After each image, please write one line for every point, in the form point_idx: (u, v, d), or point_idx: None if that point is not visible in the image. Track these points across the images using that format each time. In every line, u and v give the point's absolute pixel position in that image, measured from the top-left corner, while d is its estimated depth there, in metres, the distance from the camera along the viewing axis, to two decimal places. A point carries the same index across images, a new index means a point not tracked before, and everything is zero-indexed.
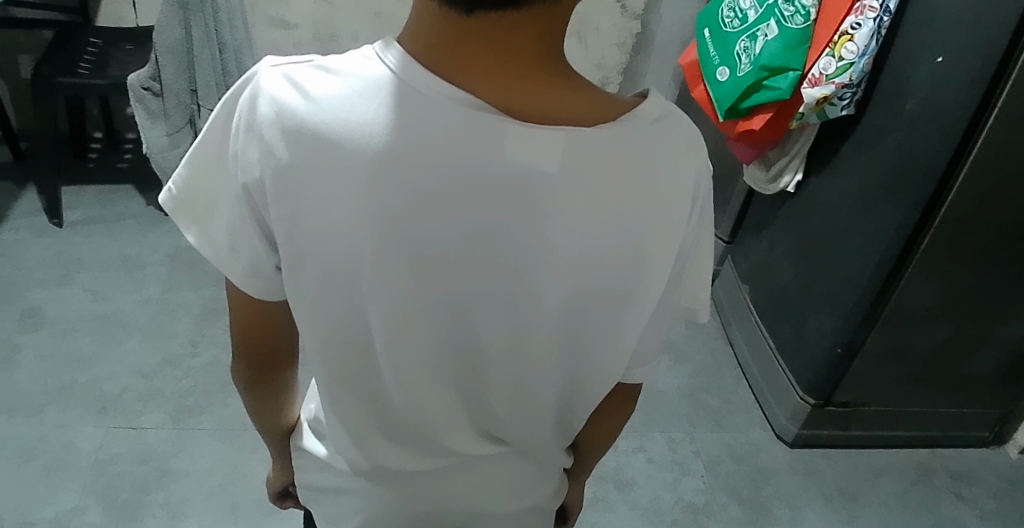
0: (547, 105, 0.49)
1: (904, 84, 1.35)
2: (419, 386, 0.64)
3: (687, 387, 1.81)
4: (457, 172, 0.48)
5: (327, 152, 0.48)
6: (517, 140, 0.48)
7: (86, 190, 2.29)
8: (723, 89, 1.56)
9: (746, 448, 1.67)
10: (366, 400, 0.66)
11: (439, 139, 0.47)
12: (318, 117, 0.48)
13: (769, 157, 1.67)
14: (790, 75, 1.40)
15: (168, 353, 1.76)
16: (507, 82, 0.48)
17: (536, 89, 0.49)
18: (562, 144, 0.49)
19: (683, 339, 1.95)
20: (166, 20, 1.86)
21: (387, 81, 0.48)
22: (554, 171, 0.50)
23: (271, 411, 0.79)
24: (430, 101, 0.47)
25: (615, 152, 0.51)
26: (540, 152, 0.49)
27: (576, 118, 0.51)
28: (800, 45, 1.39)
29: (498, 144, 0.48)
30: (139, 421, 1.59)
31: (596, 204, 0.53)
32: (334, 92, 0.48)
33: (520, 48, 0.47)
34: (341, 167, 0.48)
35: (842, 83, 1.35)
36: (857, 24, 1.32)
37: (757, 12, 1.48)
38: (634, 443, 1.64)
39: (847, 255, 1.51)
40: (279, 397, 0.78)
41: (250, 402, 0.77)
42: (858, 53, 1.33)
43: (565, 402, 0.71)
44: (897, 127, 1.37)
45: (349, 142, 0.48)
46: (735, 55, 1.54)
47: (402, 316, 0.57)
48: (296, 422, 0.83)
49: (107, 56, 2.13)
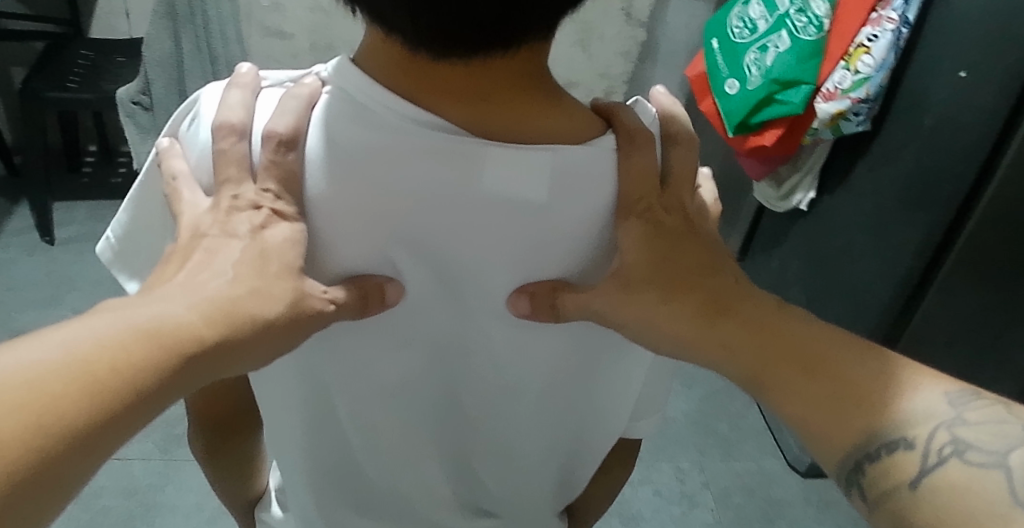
0: (528, 123, 0.53)
1: (921, 97, 1.26)
2: (407, 434, 0.66)
3: (695, 412, 1.74)
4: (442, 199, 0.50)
5: (319, 176, 0.50)
6: (496, 168, 0.50)
7: (79, 205, 2.24)
8: (732, 104, 1.47)
9: (758, 478, 1.60)
10: (351, 456, 0.68)
11: (423, 163, 0.49)
12: (312, 143, 0.49)
13: (781, 173, 1.57)
14: (803, 89, 1.32)
15: None
16: (487, 108, 0.51)
17: (516, 111, 0.52)
18: (545, 173, 0.51)
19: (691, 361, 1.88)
20: (156, 33, 1.81)
21: (362, 116, 0.49)
22: (542, 202, 0.51)
23: (233, 481, 0.76)
24: (410, 137, 0.49)
25: (595, 172, 0.52)
26: (518, 176, 0.50)
27: (559, 135, 0.54)
28: (813, 57, 1.31)
29: (477, 165, 0.50)
30: (126, 452, 1.54)
31: (578, 229, 0.54)
32: (319, 117, 0.49)
33: (501, 80, 0.50)
34: (330, 191, 0.50)
35: (858, 98, 1.25)
36: (874, 35, 1.24)
37: (767, 22, 1.42)
38: (641, 474, 1.57)
39: (861, 280, 1.45)
40: (240, 462, 0.75)
41: (208, 470, 0.75)
42: (875, 66, 1.24)
43: (554, 438, 0.70)
44: (916, 144, 1.28)
45: (339, 168, 0.49)
46: (745, 67, 1.45)
47: (393, 366, 0.61)
48: (261, 492, 0.79)
49: (98, 69, 2.08)
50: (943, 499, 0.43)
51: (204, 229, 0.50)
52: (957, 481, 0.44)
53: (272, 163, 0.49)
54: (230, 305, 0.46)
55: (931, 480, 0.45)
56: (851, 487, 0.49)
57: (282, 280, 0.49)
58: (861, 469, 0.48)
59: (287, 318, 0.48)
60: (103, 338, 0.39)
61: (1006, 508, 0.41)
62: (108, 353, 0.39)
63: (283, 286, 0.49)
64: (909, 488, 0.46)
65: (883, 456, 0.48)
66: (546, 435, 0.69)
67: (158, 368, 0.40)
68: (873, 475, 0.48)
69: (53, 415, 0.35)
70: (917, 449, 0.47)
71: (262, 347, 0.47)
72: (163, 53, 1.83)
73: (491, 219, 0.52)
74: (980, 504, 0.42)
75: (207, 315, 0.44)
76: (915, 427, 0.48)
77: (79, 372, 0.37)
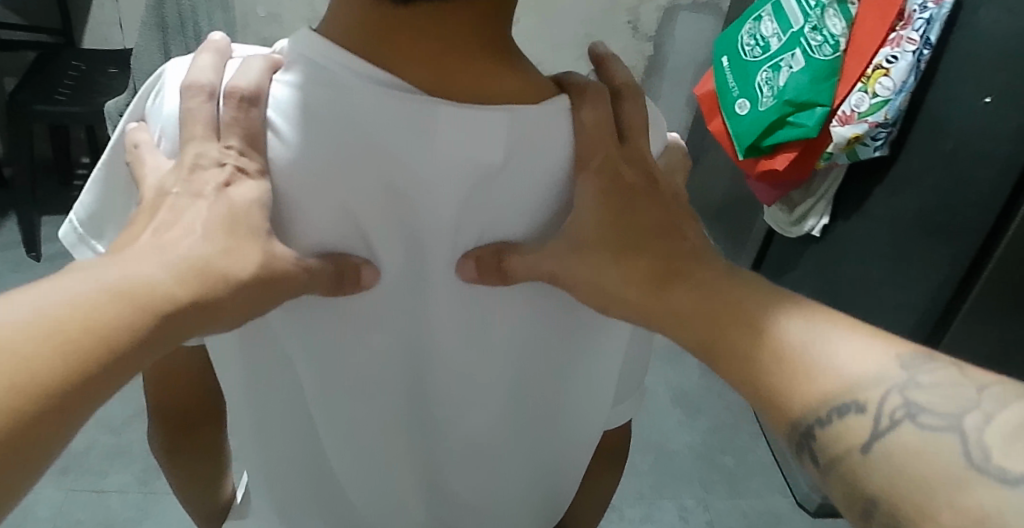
0: (489, 80, 0.47)
1: (942, 124, 1.21)
2: (367, 452, 0.59)
3: (701, 445, 1.66)
4: (408, 165, 0.46)
5: (284, 146, 0.45)
6: (450, 127, 0.45)
7: (67, 219, 2.19)
8: (743, 124, 1.44)
9: (766, 518, 1.52)
10: (305, 474, 0.61)
11: (387, 126, 0.44)
12: (278, 108, 0.44)
13: (794, 198, 1.53)
14: (818, 111, 1.27)
15: (145, 404, 1.61)
16: (441, 63, 0.45)
17: (477, 67, 0.46)
18: (503, 133, 0.46)
19: (697, 390, 1.81)
20: (144, 45, 1.73)
21: (319, 78, 0.44)
22: (499, 161, 0.46)
23: (199, 482, 0.68)
24: (367, 94, 0.44)
25: (563, 135, 0.48)
26: (490, 140, 0.45)
27: (523, 95, 0.48)
28: (828, 78, 1.26)
29: (439, 127, 0.45)
30: (104, 483, 1.46)
31: (544, 196, 0.49)
32: (285, 78, 0.45)
33: (476, 35, 0.45)
34: (296, 160, 0.45)
35: (876, 122, 1.20)
36: (893, 57, 1.18)
37: (779, 41, 1.39)
38: (642, 512, 1.50)
39: (882, 310, 1.38)
40: (210, 467, 0.68)
41: (173, 476, 0.68)
42: (894, 89, 1.18)
43: (536, 449, 0.63)
44: (939, 172, 1.23)
45: (308, 137, 0.44)
46: (757, 87, 1.43)
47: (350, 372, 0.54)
48: (230, 502, 0.72)
49: (89, 80, 2.03)
50: (897, 472, 0.32)
51: (166, 189, 0.42)
52: (915, 453, 0.32)
53: (235, 119, 0.43)
54: (205, 265, 0.39)
55: (881, 446, 0.33)
56: (802, 455, 0.37)
57: (259, 238, 0.42)
58: (811, 438, 0.37)
59: (268, 282, 0.41)
60: (64, 301, 0.33)
61: (984, 499, 0.29)
62: (71, 318, 0.32)
63: (256, 246, 0.41)
64: (859, 458, 0.34)
65: (831, 421, 0.36)
66: (525, 443, 0.62)
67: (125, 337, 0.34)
68: (821, 443, 0.36)
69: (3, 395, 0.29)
70: (868, 412, 0.35)
71: (239, 314, 0.41)
72: (152, 65, 1.74)
73: (461, 189, 0.47)
74: (942, 489, 0.30)
75: (181, 277, 0.37)
76: (864, 388, 0.36)
77: (31, 341, 0.31)
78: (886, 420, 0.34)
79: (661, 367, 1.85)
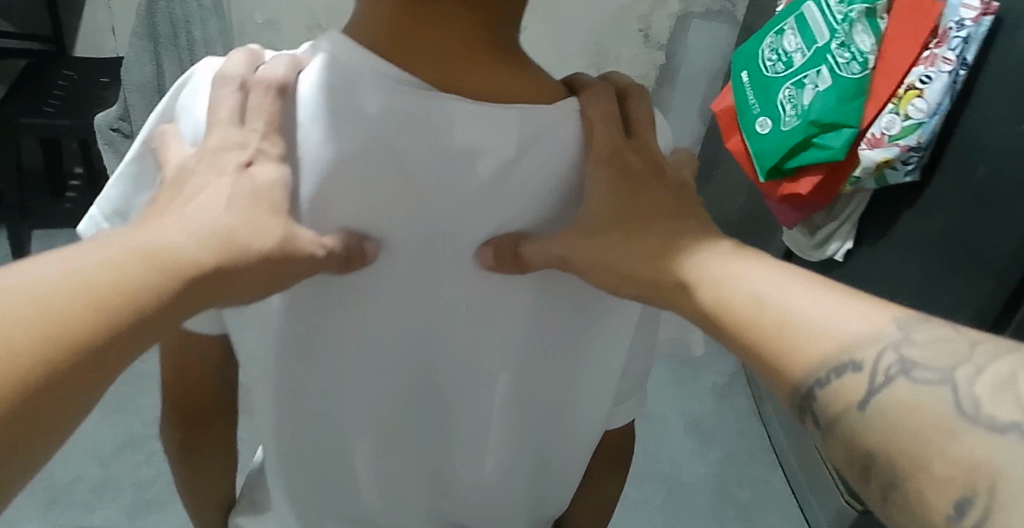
0: (505, 82, 0.49)
1: (977, 146, 1.10)
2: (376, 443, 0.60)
3: (716, 477, 1.66)
4: (415, 154, 0.47)
5: (310, 147, 0.46)
6: (465, 122, 0.46)
7: (61, 232, 2.18)
8: (767, 143, 1.41)
9: None
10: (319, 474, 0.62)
11: (399, 121, 0.46)
12: (305, 112, 0.45)
13: (816, 220, 1.46)
14: (846, 132, 1.22)
15: (130, 434, 1.61)
16: (459, 62, 0.48)
17: (492, 69, 0.49)
18: (516, 129, 0.47)
19: (709, 416, 1.80)
20: (137, 58, 1.76)
21: (335, 70, 0.45)
22: (512, 155, 0.48)
23: (205, 474, 0.69)
24: (381, 86, 0.45)
25: (574, 133, 0.50)
26: (499, 131, 0.47)
27: (537, 96, 0.50)
28: (856, 99, 1.22)
29: (448, 122, 0.46)
30: (91, 519, 1.44)
31: (554, 187, 0.51)
32: (308, 77, 0.45)
33: (465, 27, 0.47)
34: (321, 159, 0.46)
35: (908, 146, 1.12)
36: (927, 77, 1.10)
37: (803, 57, 1.36)
38: None
39: None
40: (214, 458, 0.68)
41: (178, 465, 0.68)
42: (928, 112, 1.10)
43: (541, 445, 0.63)
44: (951, 203, 1.15)
45: (326, 129, 0.45)
46: (780, 105, 1.40)
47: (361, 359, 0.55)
48: (233, 495, 0.72)
49: (78, 91, 2.02)
50: (891, 425, 0.33)
51: (188, 169, 0.44)
52: (909, 406, 0.33)
53: (260, 106, 0.45)
54: (225, 240, 0.41)
55: (879, 403, 0.34)
56: (804, 417, 0.39)
57: (276, 217, 0.44)
58: (813, 399, 0.38)
59: (285, 261, 0.43)
60: (96, 266, 0.36)
61: (976, 446, 0.30)
62: (102, 282, 0.35)
63: (277, 223, 0.44)
64: (858, 415, 0.35)
65: (830, 381, 0.37)
66: (526, 436, 0.62)
67: (149, 301, 0.36)
68: (822, 403, 0.37)
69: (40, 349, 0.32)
70: (864, 371, 0.36)
71: (259, 282, 0.43)
72: (143, 77, 1.76)
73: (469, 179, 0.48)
74: (936, 438, 0.31)
75: (204, 248, 0.40)
76: (860, 348, 0.37)
77: (68, 299, 0.33)
78: (885, 376, 0.35)
79: (673, 391, 1.85)
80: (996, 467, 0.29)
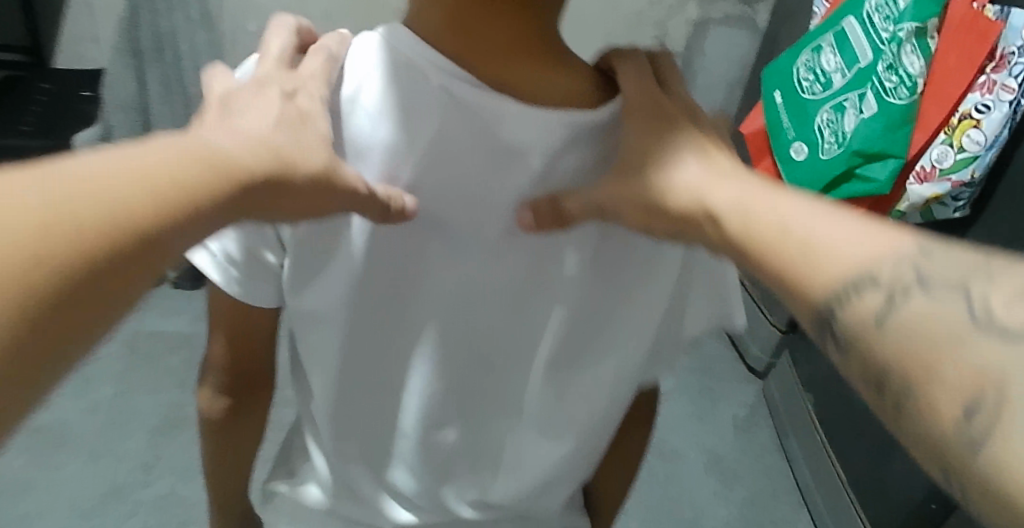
0: (547, 80, 0.52)
1: None
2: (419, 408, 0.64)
3: (738, 520, 1.55)
4: (448, 127, 0.51)
5: (357, 99, 0.50)
6: (516, 113, 0.51)
7: None
8: (802, 170, 1.39)
9: None
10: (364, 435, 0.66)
11: (443, 97, 0.50)
12: (351, 69, 0.51)
13: None
14: (891, 162, 1.21)
15: (114, 482, 1.48)
16: (506, 62, 0.51)
17: (536, 69, 0.52)
18: (558, 121, 0.52)
19: (733, 455, 1.68)
20: (121, 75, 1.76)
21: (404, 63, 0.49)
22: (554, 144, 0.52)
23: (229, 445, 0.73)
24: (440, 81, 0.49)
25: (610, 122, 0.54)
26: (529, 113, 0.51)
27: (573, 95, 0.53)
28: (902, 127, 1.19)
29: (498, 116, 0.50)
30: None
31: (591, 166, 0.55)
32: (377, 64, 0.50)
33: (514, 24, 0.49)
34: (379, 129, 0.51)
35: (961, 180, 1.14)
36: (986, 106, 1.09)
37: (843, 79, 1.31)
38: None
39: None
40: (241, 431, 0.73)
41: (206, 434, 0.72)
42: (985, 145, 1.11)
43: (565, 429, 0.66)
44: (1015, 216, 1.12)
45: (394, 119, 0.50)
46: (816, 130, 1.37)
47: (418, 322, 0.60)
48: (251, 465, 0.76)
49: (56, 110, 1.96)
50: (914, 336, 0.38)
51: (236, 94, 0.48)
52: (930, 320, 0.38)
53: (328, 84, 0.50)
54: (278, 158, 0.43)
55: (897, 313, 0.40)
56: (820, 332, 0.44)
57: (320, 139, 0.46)
58: (831, 319, 0.43)
59: (332, 188, 0.45)
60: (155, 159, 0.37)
61: (991, 356, 0.35)
62: (157, 171, 0.37)
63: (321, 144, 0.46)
64: (873, 326, 0.40)
65: (847, 296, 0.42)
66: (537, 400, 0.65)
67: (205, 202, 0.38)
68: (840, 318, 0.42)
69: (113, 233, 0.34)
70: (881, 286, 0.41)
71: (299, 203, 0.44)
72: (126, 96, 1.77)
73: (504, 156, 0.52)
74: (959, 348, 0.36)
75: (254, 158, 0.42)
76: (878, 267, 0.42)
77: (132, 187, 0.36)
78: (897, 291, 0.41)
79: (689, 423, 1.74)
80: (1007, 372, 0.34)
